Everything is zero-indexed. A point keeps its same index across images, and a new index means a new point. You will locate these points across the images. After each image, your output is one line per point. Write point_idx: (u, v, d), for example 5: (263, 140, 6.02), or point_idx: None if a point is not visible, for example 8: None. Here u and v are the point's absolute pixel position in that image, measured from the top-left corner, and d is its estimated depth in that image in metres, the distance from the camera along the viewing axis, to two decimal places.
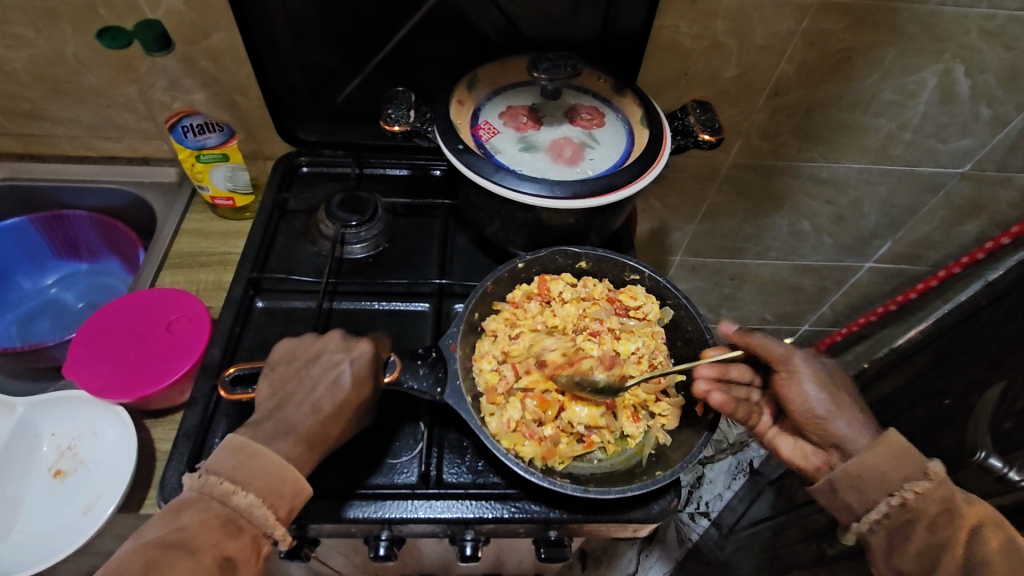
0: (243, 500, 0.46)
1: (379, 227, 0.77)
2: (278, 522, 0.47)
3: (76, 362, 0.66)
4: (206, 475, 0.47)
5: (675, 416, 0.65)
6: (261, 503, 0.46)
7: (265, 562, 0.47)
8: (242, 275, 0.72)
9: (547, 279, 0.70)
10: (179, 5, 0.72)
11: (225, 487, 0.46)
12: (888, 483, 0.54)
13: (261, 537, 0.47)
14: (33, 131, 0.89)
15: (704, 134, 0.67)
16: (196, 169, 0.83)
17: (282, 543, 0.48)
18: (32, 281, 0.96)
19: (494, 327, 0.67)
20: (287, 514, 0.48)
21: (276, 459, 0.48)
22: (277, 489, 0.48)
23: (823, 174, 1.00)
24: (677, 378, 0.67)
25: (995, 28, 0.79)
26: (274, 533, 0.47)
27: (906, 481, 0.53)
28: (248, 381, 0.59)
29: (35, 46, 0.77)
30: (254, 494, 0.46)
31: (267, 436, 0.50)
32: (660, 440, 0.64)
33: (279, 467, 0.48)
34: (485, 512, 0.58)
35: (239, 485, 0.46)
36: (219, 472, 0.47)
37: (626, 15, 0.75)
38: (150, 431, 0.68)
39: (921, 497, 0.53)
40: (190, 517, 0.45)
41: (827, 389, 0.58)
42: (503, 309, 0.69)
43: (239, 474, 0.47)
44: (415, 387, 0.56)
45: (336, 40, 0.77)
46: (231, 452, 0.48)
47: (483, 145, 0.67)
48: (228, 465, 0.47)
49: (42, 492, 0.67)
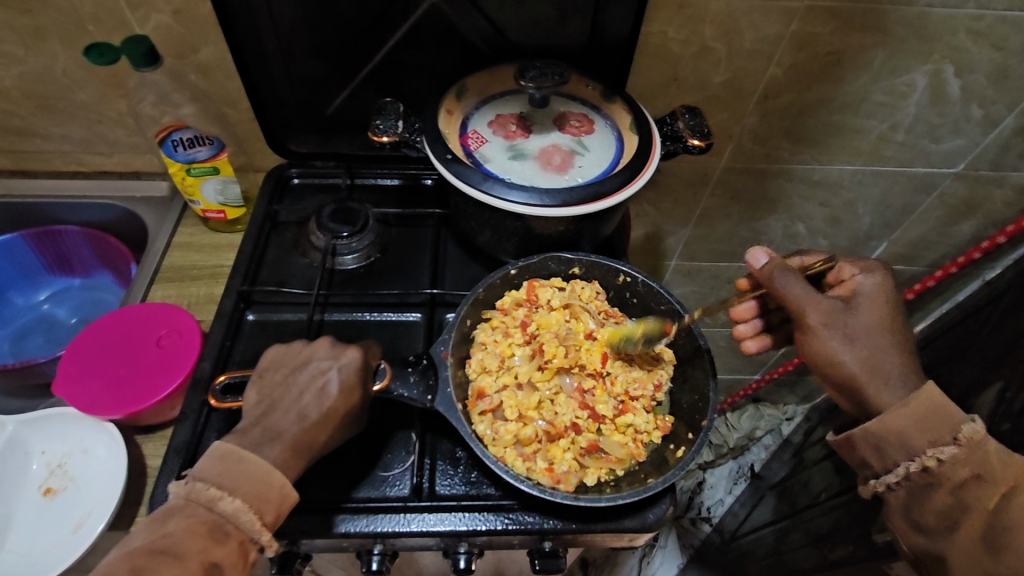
0: (229, 505, 0.45)
1: (370, 237, 0.77)
2: (265, 527, 0.47)
3: (67, 379, 0.66)
4: (192, 481, 0.46)
5: (658, 431, 0.64)
6: (248, 508, 0.46)
7: (252, 569, 0.47)
8: (232, 288, 0.72)
9: (537, 285, 0.70)
10: (168, 20, 0.72)
11: (212, 493, 0.46)
12: (911, 446, 0.53)
13: (248, 542, 0.46)
14: (23, 147, 0.89)
15: (693, 139, 0.67)
16: (186, 183, 0.83)
17: (269, 550, 0.47)
18: (24, 298, 0.95)
19: (483, 337, 0.67)
20: (274, 519, 0.47)
21: (262, 464, 0.48)
22: (263, 494, 0.47)
23: (816, 176, 1.00)
24: (671, 362, 0.68)
25: (983, 28, 0.79)
26: (261, 539, 0.46)
27: (932, 446, 0.52)
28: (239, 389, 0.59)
29: (23, 63, 0.77)
30: (240, 499, 0.46)
31: (254, 443, 0.50)
32: (637, 457, 0.62)
33: (265, 472, 0.47)
34: (478, 523, 0.57)
35: (226, 490, 0.46)
36: (206, 479, 0.46)
37: (614, 21, 0.75)
38: (141, 447, 0.68)
39: (948, 463, 0.52)
40: (177, 523, 0.44)
41: (863, 354, 0.55)
42: (492, 317, 0.68)
43: (226, 479, 0.46)
44: (405, 395, 0.56)
45: (324, 52, 0.77)
46: (218, 458, 0.47)
47: (472, 154, 0.67)
48: (215, 471, 0.47)
49: (30, 511, 0.65)
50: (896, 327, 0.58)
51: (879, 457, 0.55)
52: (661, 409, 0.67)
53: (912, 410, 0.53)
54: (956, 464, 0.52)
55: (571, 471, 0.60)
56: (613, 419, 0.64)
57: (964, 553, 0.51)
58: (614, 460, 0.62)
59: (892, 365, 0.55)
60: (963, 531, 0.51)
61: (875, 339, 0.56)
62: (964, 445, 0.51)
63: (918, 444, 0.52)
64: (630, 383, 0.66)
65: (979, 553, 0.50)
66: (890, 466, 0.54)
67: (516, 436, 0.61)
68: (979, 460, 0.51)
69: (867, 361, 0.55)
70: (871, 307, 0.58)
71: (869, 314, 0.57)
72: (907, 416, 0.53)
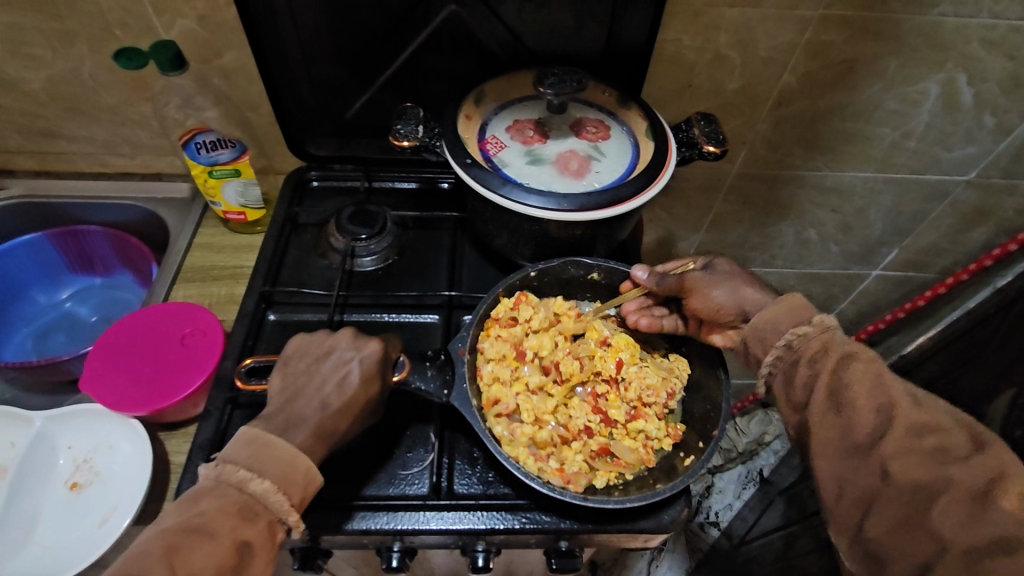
0: (259, 486, 0.46)
1: (388, 239, 0.78)
2: (292, 508, 0.47)
3: (93, 376, 0.68)
4: (222, 464, 0.47)
5: (671, 438, 0.64)
6: (276, 489, 0.47)
7: (280, 550, 0.47)
8: (254, 288, 0.73)
9: (522, 297, 0.69)
10: (194, 25, 0.74)
11: (241, 475, 0.46)
12: (778, 328, 0.57)
13: (276, 523, 0.47)
14: (49, 149, 0.91)
15: (708, 145, 0.68)
16: (208, 185, 0.85)
17: (296, 531, 0.48)
18: (47, 296, 0.97)
19: (494, 342, 0.67)
20: (300, 501, 0.48)
21: (289, 448, 0.49)
22: (289, 476, 0.48)
23: (828, 182, 1.00)
24: (686, 372, 0.69)
25: (996, 37, 0.80)
26: (288, 519, 0.47)
27: (794, 326, 0.57)
28: (263, 372, 0.61)
29: (52, 67, 0.79)
30: (269, 480, 0.47)
31: (279, 429, 0.51)
32: (647, 463, 0.63)
33: (291, 456, 0.48)
34: (496, 522, 0.58)
35: (255, 472, 0.47)
36: (235, 461, 0.47)
37: (630, 29, 0.76)
38: (165, 444, 0.69)
39: (804, 338, 0.56)
40: (209, 503, 0.45)
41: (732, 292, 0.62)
42: (489, 328, 0.67)
43: (254, 462, 0.47)
44: (423, 388, 0.58)
45: (345, 58, 0.78)
46: (246, 442, 0.48)
47: (490, 158, 0.69)
48: (244, 454, 0.48)
49: (57, 505, 0.67)
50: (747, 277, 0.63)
51: (760, 345, 0.59)
52: (673, 418, 0.67)
53: (774, 307, 0.58)
54: (810, 341, 0.56)
55: (583, 473, 0.61)
56: (625, 424, 0.65)
57: (821, 420, 0.53)
58: (625, 464, 0.62)
59: (758, 295, 0.61)
60: (816, 394, 0.53)
61: (742, 286, 0.62)
62: (817, 325, 0.56)
63: (780, 324, 0.57)
64: (645, 390, 0.66)
65: (825, 410, 0.53)
66: (767, 351, 0.58)
67: (533, 438, 0.62)
68: (830, 337, 0.55)
69: (738, 304, 0.61)
70: (726, 267, 0.64)
71: (726, 271, 0.64)
72: (776, 310, 0.58)
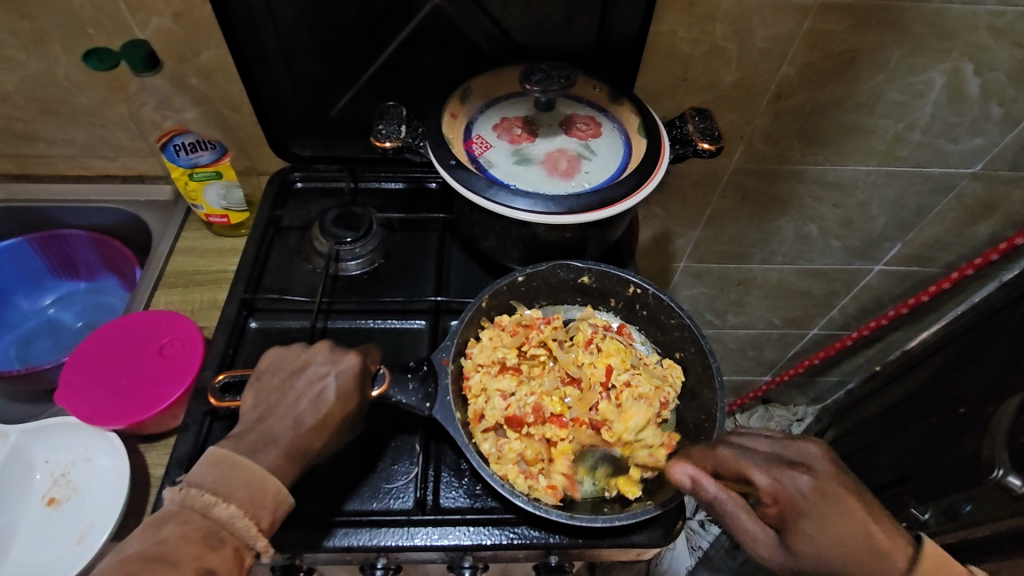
0: (224, 511, 0.44)
1: (374, 243, 0.76)
2: (260, 533, 0.45)
3: (69, 390, 0.66)
4: (187, 488, 0.45)
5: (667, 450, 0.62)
6: (243, 514, 0.45)
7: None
8: (236, 295, 0.71)
9: (501, 319, 0.68)
10: (169, 23, 0.71)
11: (206, 499, 0.44)
12: None
13: (243, 548, 0.45)
14: (28, 152, 0.88)
15: (703, 142, 0.65)
16: (189, 188, 0.82)
17: (266, 554, 0.46)
18: (30, 302, 0.95)
19: (479, 355, 0.64)
20: (270, 525, 0.46)
21: (258, 470, 0.47)
22: (258, 499, 0.46)
23: (829, 177, 0.97)
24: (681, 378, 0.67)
25: (1004, 24, 0.76)
26: (256, 545, 0.45)
27: None
28: (238, 388, 0.59)
29: (26, 68, 0.76)
30: (235, 505, 0.45)
31: (250, 448, 0.49)
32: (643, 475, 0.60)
33: (261, 478, 0.46)
34: (483, 538, 0.56)
35: (221, 496, 0.45)
36: (201, 485, 0.45)
37: (622, 22, 0.73)
38: (145, 457, 0.67)
39: None
40: (172, 530, 0.43)
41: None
42: (472, 347, 0.65)
43: (221, 485, 0.45)
44: (404, 400, 0.55)
45: (327, 55, 0.76)
46: (213, 464, 0.46)
47: (476, 160, 0.66)
48: (210, 477, 0.46)
49: (34, 520, 0.65)
50: (879, 543, 0.46)
51: None
52: (667, 427, 0.66)
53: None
54: None
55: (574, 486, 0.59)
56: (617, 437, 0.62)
57: None
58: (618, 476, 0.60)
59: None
60: None
61: (860, 567, 0.45)
62: None
63: None
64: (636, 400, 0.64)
65: None
66: None
67: (521, 451, 0.59)
68: None
69: None
70: (842, 525, 0.46)
71: (831, 532, 0.45)
72: None
